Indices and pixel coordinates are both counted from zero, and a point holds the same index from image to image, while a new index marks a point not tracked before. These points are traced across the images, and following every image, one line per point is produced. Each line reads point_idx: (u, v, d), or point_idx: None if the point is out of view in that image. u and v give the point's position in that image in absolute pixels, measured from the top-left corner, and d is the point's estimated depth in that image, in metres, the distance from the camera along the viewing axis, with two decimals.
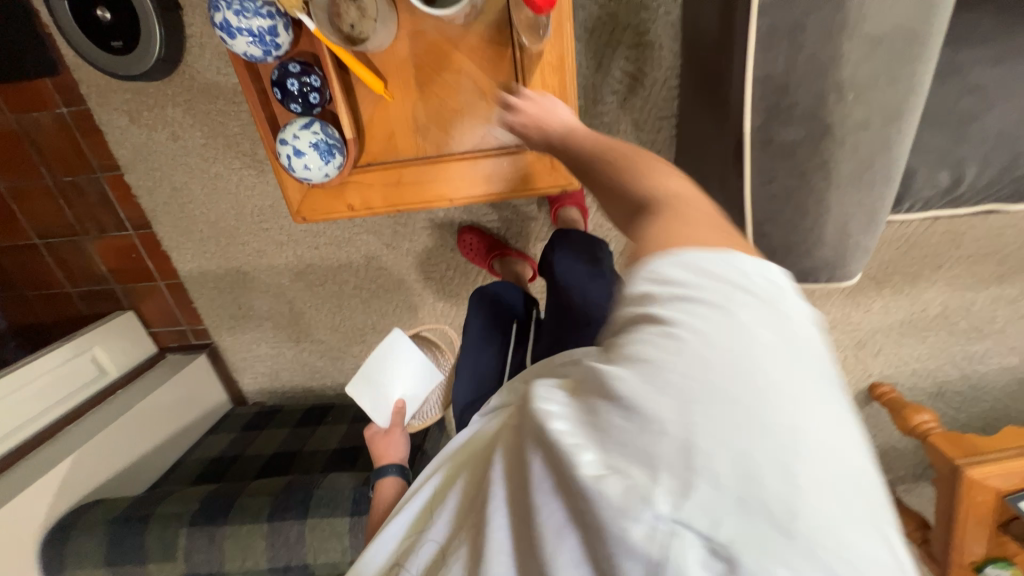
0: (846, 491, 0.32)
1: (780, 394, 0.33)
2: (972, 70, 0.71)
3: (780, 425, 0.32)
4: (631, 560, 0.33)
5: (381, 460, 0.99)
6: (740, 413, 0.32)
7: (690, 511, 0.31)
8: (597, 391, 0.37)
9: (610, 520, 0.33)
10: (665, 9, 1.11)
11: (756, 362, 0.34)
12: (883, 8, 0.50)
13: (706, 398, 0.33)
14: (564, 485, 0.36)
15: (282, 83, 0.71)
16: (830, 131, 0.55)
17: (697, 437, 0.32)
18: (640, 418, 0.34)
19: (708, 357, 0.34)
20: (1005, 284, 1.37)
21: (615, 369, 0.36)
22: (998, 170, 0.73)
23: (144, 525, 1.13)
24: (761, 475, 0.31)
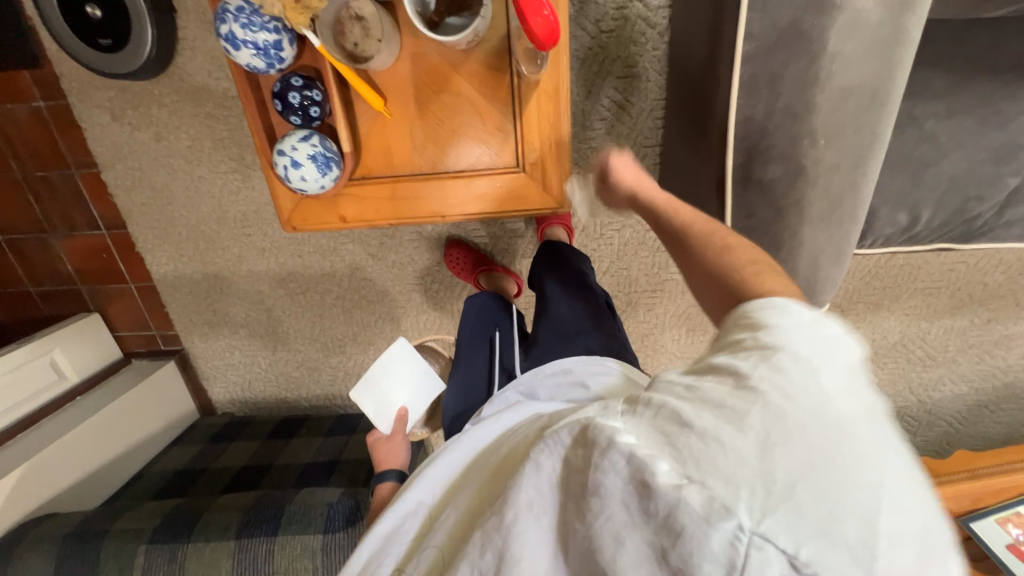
0: (907, 528, 0.37)
1: (850, 436, 0.38)
2: (928, 121, 0.78)
3: (849, 462, 0.37)
4: (709, 564, 0.36)
5: (380, 466, 0.97)
6: (813, 448, 0.37)
7: (770, 526, 0.36)
8: (675, 419, 0.42)
9: (691, 531, 0.37)
10: (652, 45, 1.17)
11: (824, 408, 0.39)
12: (851, 64, 0.56)
13: (784, 432, 0.38)
14: (644, 499, 0.40)
15: (283, 96, 0.72)
16: (803, 172, 0.59)
17: (778, 464, 0.37)
18: (723, 445, 0.38)
19: (782, 400, 0.40)
20: (956, 316, 1.47)
21: (698, 405, 0.42)
22: (950, 212, 0.80)
23: (98, 541, 1.06)
24: (835, 504, 0.36)
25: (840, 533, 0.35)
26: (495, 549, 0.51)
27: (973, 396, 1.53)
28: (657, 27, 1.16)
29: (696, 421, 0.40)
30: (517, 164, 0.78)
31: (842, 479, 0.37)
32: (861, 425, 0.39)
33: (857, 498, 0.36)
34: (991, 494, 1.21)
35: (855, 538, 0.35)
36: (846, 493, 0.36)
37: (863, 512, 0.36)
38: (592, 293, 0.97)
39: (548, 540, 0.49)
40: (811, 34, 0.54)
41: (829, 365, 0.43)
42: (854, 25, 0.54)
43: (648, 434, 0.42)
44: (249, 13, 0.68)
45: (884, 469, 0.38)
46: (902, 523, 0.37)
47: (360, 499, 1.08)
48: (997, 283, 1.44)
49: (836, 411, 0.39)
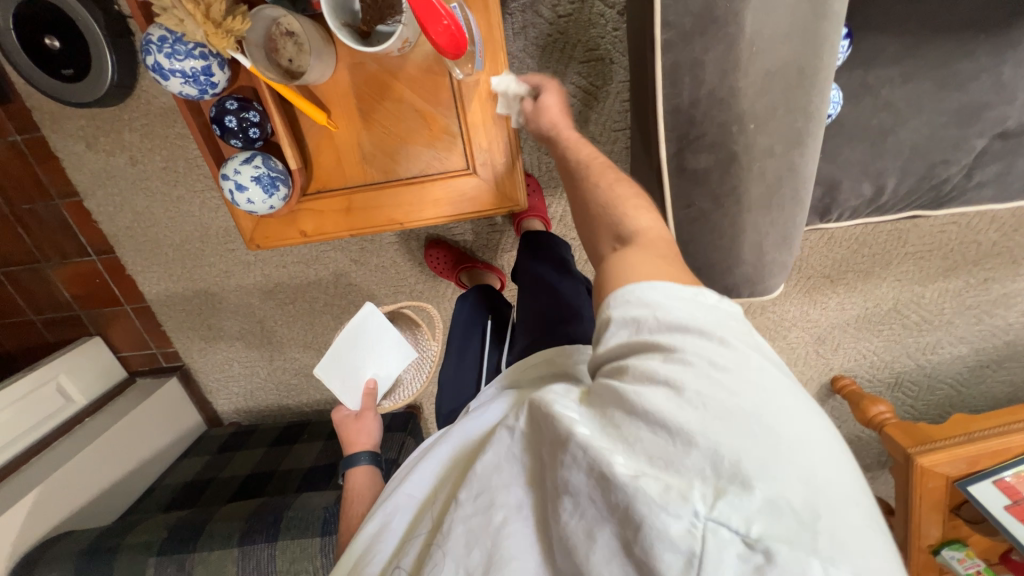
0: (848, 498, 0.37)
1: (782, 412, 0.39)
2: (884, 88, 0.75)
3: (781, 428, 0.38)
4: (669, 552, 0.35)
5: (351, 447, 0.94)
6: (747, 418, 0.38)
7: (723, 508, 0.35)
8: (621, 407, 0.42)
9: (649, 518, 0.36)
10: (612, 26, 1.14)
11: (751, 377, 0.40)
12: (773, 46, 0.54)
13: (722, 407, 0.38)
14: (606, 492, 0.39)
15: (220, 120, 0.73)
16: (736, 158, 0.58)
17: (721, 441, 0.37)
18: (671, 429, 0.38)
19: (710, 371, 0.40)
20: (951, 278, 1.43)
21: (636, 387, 0.41)
22: (915, 180, 0.78)
23: (112, 556, 1.11)
24: (780, 476, 0.35)
25: (788, 503, 0.35)
26: (482, 548, 0.48)
27: (974, 357, 1.50)
28: (615, 7, 1.13)
29: (639, 406, 0.40)
30: (468, 167, 0.77)
31: (780, 447, 0.37)
32: (790, 400, 0.40)
33: (798, 467, 0.36)
34: (991, 457, 1.19)
35: (802, 507, 0.35)
36: (786, 460, 0.36)
37: (805, 478, 0.36)
38: (572, 281, 0.94)
39: (534, 549, 0.46)
40: (726, 18, 0.53)
41: (741, 336, 0.44)
42: (770, 4, 0.52)
43: (604, 426, 0.42)
44: (172, 42, 0.68)
45: (809, 427, 0.39)
46: (835, 481, 0.37)
47: None
48: (991, 241, 1.40)
49: (762, 380, 0.40)
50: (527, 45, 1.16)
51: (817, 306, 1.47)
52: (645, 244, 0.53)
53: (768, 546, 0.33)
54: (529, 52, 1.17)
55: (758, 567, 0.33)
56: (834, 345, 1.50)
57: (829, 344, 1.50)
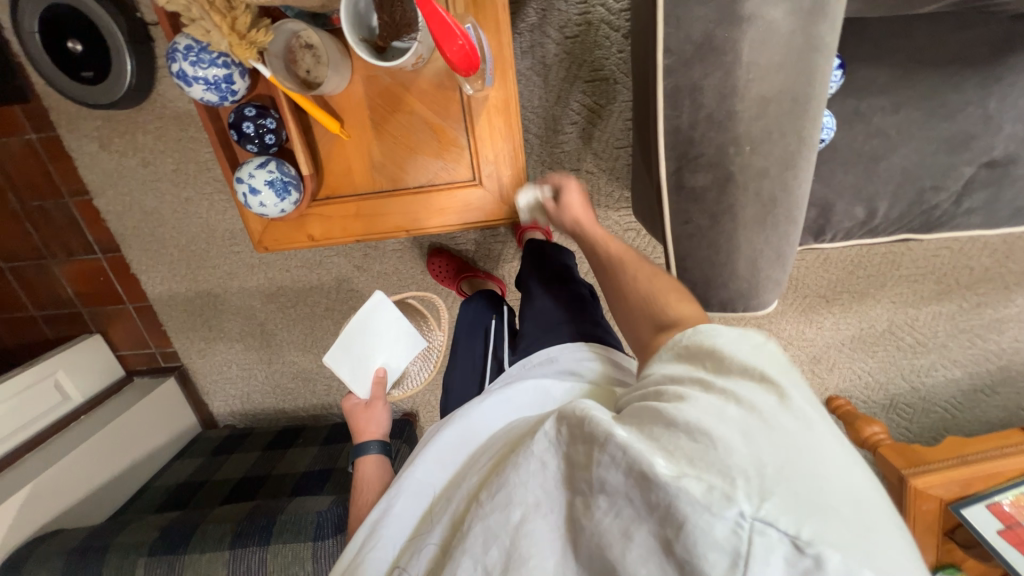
0: (888, 515, 0.38)
1: (821, 430, 0.41)
2: (875, 116, 0.79)
3: (821, 443, 0.39)
4: (712, 551, 0.36)
5: (359, 437, 0.94)
6: (792, 432, 0.40)
7: (769, 510, 0.36)
8: (660, 421, 0.44)
9: (693, 516, 0.37)
10: (617, 48, 1.18)
11: (794, 400, 0.42)
12: (769, 73, 0.57)
13: (763, 422, 0.40)
14: (644, 490, 0.40)
15: (238, 126, 0.75)
16: (732, 178, 0.61)
17: (767, 451, 0.38)
18: (714, 439, 0.40)
19: (753, 393, 0.43)
20: (944, 301, 1.46)
21: (677, 407, 0.44)
22: (906, 204, 0.80)
23: (101, 555, 1.10)
24: (823, 485, 0.37)
25: (836, 512, 0.36)
26: (501, 548, 0.50)
27: (968, 381, 1.52)
28: (620, 30, 1.17)
29: (679, 421, 0.43)
30: (473, 178, 0.80)
31: (821, 459, 0.38)
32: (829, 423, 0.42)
33: (840, 481, 0.38)
34: (984, 480, 1.19)
35: (848, 516, 0.36)
36: (827, 472, 0.38)
37: (847, 490, 0.38)
38: (574, 284, 0.96)
39: (555, 548, 0.48)
40: (724, 46, 0.56)
41: (779, 365, 0.46)
42: (766, 35, 0.55)
43: (646, 435, 0.43)
44: (197, 51, 0.71)
45: (843, 445, 0.41)
46: (872, 496, 0.39)
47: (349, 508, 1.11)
48: (983, 267, 1.43)
49: (802, 401, 0.42)
50: (534, 63, 1.20)
51: (812, 325, 1.49)
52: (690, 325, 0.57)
53: (819, 550, 0.34)
54: (536, 70, 1.21)
55: (806, 572, 0.34)
56: (829, 364, 1.52)
57: (824, 364, 1.52)
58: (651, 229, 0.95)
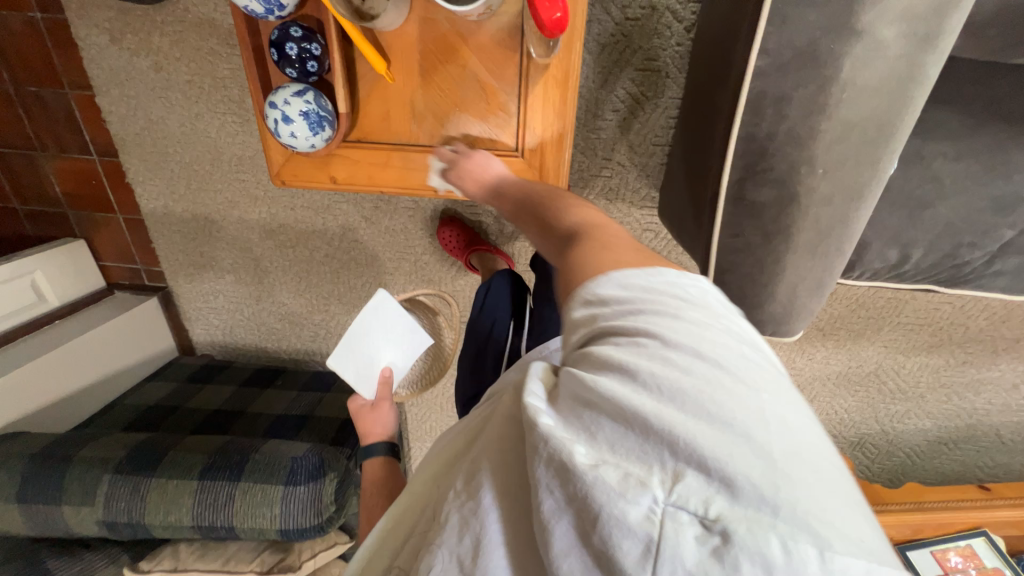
0: (828, 477, 0.33)
1: (744, 389, 0.34)
2: (935, 161, 0.77)
3: (747, 406, 0.33)
4: (626, 541, 0.32)
5: (365, 439, 0.89)
6: (711, 397, 0.33)
7: (681, 492, 0.32)
8: (574, 391, 0.38)
9: (604, 506, 0.32)
10: (676, 40, 1.13)
11: (713, 353, 0.36)
12: (861, 96, 0.54)
13: (678, 385, 0.34)
14: (561, 483, 0.35)
15: (280, 45, 0.69)
16: (797, 199, 0.58)
17: (678, 421, 0.33)
18: (627, 412, 0.34)
19: (669, 348, 0.36)
20: (933, 354, 1.49)
21: (590, 372, 0.37)
22: (940, 256, 0.81)
23: (64, 466, 1.07)
24: (742, 455, 0.32)
25: (756, 486, 0.31)
26: (472, 534, 0.43)
27: (935, 432, 1.57)
28: (684, 22, 1.11)
29: (591, 389, 0.36)
30: (515, 149, 0.76)
31: (745, 427, 0.33)
32: (758, 376, 0.35)
33: (765, 444, 0.32)
34: (938, 526, 1.25)
35: (770, 487, 0.31)
36: (754, 441, 0.32)
37: (771, 455, 0.32)
38: None
39: (500, 538, 0.42)
40: (825, 59, 0.53)
41: (702, 311, 0.39)
42: (872, 54, 0.52)
43: (564, 415, 0.38)
44: None
45: (772, 394, 0.35)
46: (806, 451, 0.33)
47: (325, 457, 1.10)
48: (979, 327, 1.45)
49: (727, 355, 0.36)
50: (588, 40, 1.14)
51: (803, 356, 1.51)
52: (593, 236, 0.50)
53: (728, 528, 0.31)
54: (589, 47, 1.15)
55: (715, 553, 0.30)
56: (811, 396, 1.55)
57: (806, 394, 1.55)
58: (677, 234, 0.93)
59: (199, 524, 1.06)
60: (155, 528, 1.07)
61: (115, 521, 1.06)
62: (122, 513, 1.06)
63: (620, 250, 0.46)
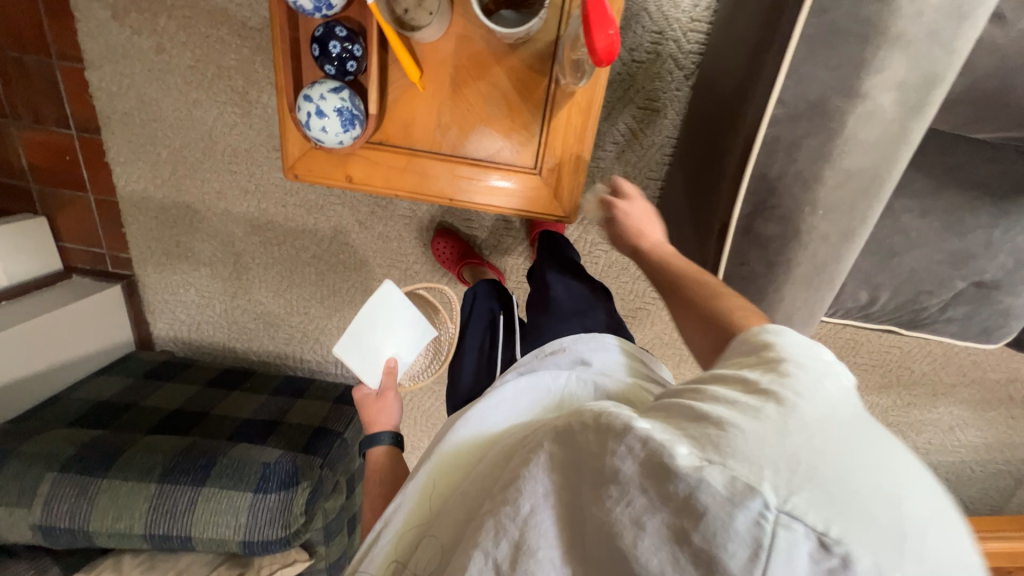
0: (949, 529, 0.34)
1: (862, 433, 0.38)
2: (904, 216, 0.86)
3: (866, 447, 0.37)
4: (732, 543, 0.34)
5: (369, 429, 0.92)
6: (831, 433, 0.37)
7: (798, 502, 0.33)
8: (690, 413, 0.41)
9: (713, 508, 0.35)
10: (676, 85, 1.22)
11: (830, 401, 0.40)
12: (859, 151, 0.64)
13: (801, 419, 0.38)
14: (661, 483, 0.38)
15: (323, 42, 0.71)
16: (799, 235, 0.68)
17: (798, 446, 0.36)
18: (742, 430, 0.37)
19: (792, 391, 0.40)
20: (882, 394, 1.61)
21: (714, 402, 0.41)
22: (903, 300, 0.90)
23: (1, 461, 0.97)
24: (863, 487, 0.34)
25: (873, 514, 0.33)
26: (509, 538, 0.47)
27: None
28: (684, 70, 1.21)
29: (710, 413, 0.40)
30: (535, 167, 0.80)
31: (863, 461, 0.36)
32: (874, 427, 0.39)
33: (883, 480, 0.35)
34: None
35: (887, 517, 0.33)
36: (873, 475, 0.35)
37: (889, 493, 0.34)
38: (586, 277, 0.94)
39: (555, 541, 0.46)
40: (833, 114, 0.63)
41: (829, 371, 0.43)
42: (871, 116, 0.63)
43: (669, 428, 0.41)
44: None
45: (896, 447, 0.37)
46: (929, 503, 0.35)
47: (299, 465, 1.05)
48: (922, 372, 1.58)
49: (848, 409, 0.40)
50: None
51: None
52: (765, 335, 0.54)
53: (847, 549, 0.32)
54: None
55: (830, 570, 0.32)
56: None
57: None
58: None
59: (152, 533, 0.98)
60: (99, 535, 0.98)
61: (53, 526, 0.96)
62: (63, 517, 0.96)
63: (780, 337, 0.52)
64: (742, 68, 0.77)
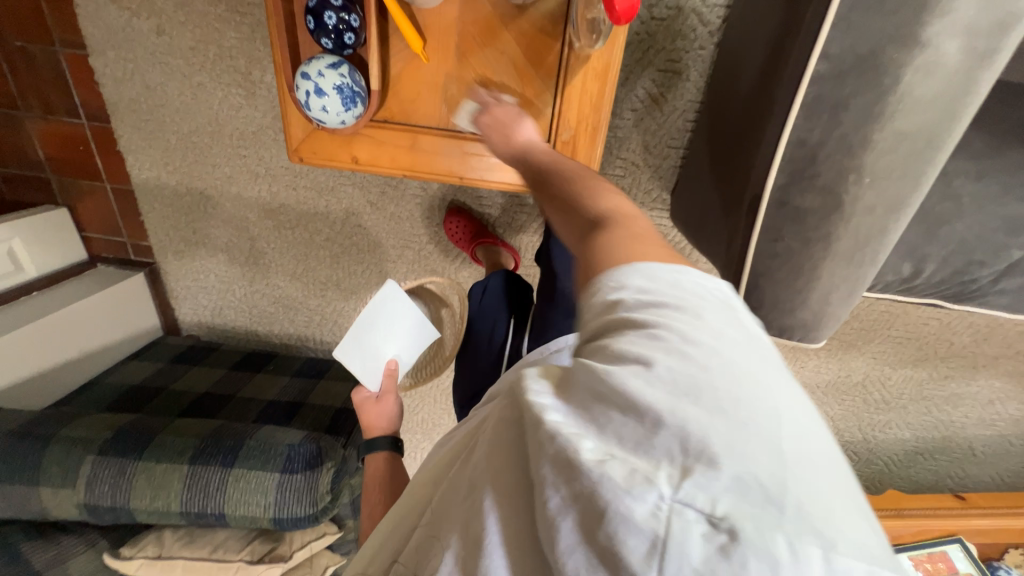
0: (831, 477, 0.33)
1: (751, 386, 0.35)
2: (956, 180, 0.79)
3: (754, 405, 0.34)
4: (631, 536, 0.31)
5: (369, 433, 0.90)
6: (720, 393, 0.34)
7: (689, 489, 0.32)
8: (587, 386, 0.37)
9: (611, 502, 0.32)
10: (700, 43, 1.13)
11: (723, 349, 0.36)
12: (914, 110, 0.58)
13: (691, 379, 0.34)
14: (569, 479, 0.35)
15: (318, 14, 0.67)
16: (841, 207, 0.63)
17: (686, 415, 0.33)
18: (635, 408, 0.34)
19: (683, 342, 0.36)
20: (918, 367, 1.54)
21: (605, 365, 0.37)
22: (951, 271, 0.84)
23: (44, 445, 1.02)
24: (750, 451, 0.32)
25: (761, 483, 0.31)
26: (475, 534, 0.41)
27: (913, 442, 1.64)
28: (709, 26, 1.11)
29: (604, 385, 0.36)
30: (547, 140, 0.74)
31: (751, 424, 0.33)
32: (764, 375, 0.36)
33: (768, 441, 0.33)
34: (918, 532, 1.29)
35: (773, 483, 0.31)
36: (759, 437, 0.33)
37: (775, 452, 0.32)
38: None
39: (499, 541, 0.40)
40: (887, 67, 0.57)
41: (719, 310, 0.40)
42: (931, 69, 0.56)
43: (568, 410, 0.38)
44: None
45: (779, 394, 0.35)
46: (811, 453, 0.34)
47: (322, 446, 1.07)
48: (963, 343, 1.50)
49: (740, 354, 0.36)
50: None
51: (795, 363, 1.55)
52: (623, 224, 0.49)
53: (735, 526, 0.30)
54: None
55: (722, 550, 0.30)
56: None
57: None
58: (693, 239, 0.94)
59: (188, 511, 1.03)
60: (140, 513, 1.03)
61: (97, 505, 1.02)
62: (105, 497, 1.01)
63: (650, 246, 0.46)
64: (778, 18, 0.69)
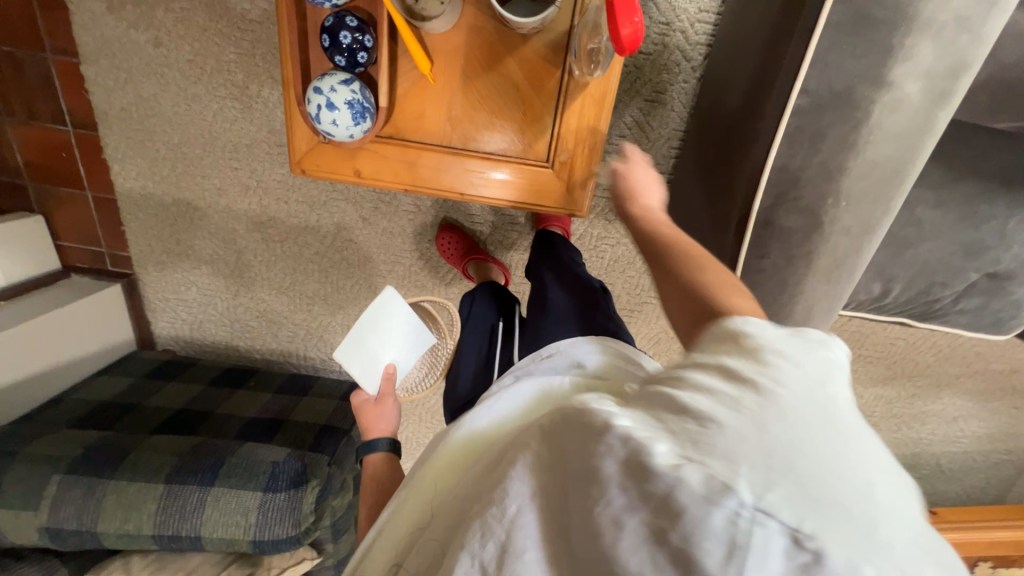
0: (918, 527, 0.35)
1: (843, 428, 0.37)
2: (918, 207, 0.86)
3: (841, 442, 0.36)
4: (709, 542, 0.33)
5: (368, 433, 0.88)
6: (809, 426, 0.36)
7: (772, 499, 0.33)
8: (670, 407, 0.40)
9: (688, 506, 0.33)
10: (684, 77, 1.21)
11: (815, 393, 0.39)
12: (883, 142, 0.64)
13: (777, 409, 0.37)
14: (640, 481, 0.36)
15: (333, 33, 0.69)
16: (821, 227, 0.68)
17: (777, 442, 0.35)
18: (721, 426, 0.37)
19: (773, 382, 0.39)
20: (887, 385, 1.61)
21: (693, 394, 0.40)
22: (916, 291, 0.91)
23: (6, 463, 0.96)
24: (837, 482, 0.34)
25: (846, 510, 0.33)
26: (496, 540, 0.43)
27: None
28: (692, 62, 1.20)
29: (690, 407, 0.39)
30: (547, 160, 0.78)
31: (838, 457, 0.35)
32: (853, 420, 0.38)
33: (855, 476, 0.35)
34: None
35: (859, 513, 0.33)
36: (846, 470, 0.35)
37: (862, 486, 0.34)
38: (585, 279, 0.92)
39: (537, 543, 0.43)
40: (859, 103, 0.63)
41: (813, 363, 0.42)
42: (896, 106, 0.63)
43: (645, 422, 0.40)
44: None
45: (868, 443, 0.37)
46: (899, 500, 0.35)
47: (307, 462, 1.04)
48: (927, 363, 1.59)
49: (830, 400, 0.39)
50: None
51: None
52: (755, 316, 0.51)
53: (820, 545, 0.32)
54: None
55: (804, 567, 0.31)
56: None
57: None
58: None
59: (161, 534, 0.97)
60: (108, 537, 0.97)
61: (61, 528, 0.95)
62: (70, 519, 0.95)
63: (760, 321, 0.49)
64: (759, 57, 0.76)
